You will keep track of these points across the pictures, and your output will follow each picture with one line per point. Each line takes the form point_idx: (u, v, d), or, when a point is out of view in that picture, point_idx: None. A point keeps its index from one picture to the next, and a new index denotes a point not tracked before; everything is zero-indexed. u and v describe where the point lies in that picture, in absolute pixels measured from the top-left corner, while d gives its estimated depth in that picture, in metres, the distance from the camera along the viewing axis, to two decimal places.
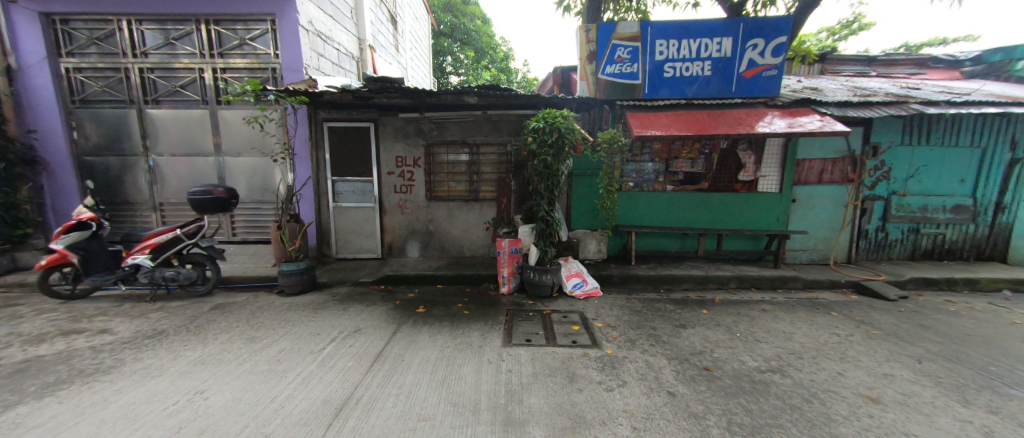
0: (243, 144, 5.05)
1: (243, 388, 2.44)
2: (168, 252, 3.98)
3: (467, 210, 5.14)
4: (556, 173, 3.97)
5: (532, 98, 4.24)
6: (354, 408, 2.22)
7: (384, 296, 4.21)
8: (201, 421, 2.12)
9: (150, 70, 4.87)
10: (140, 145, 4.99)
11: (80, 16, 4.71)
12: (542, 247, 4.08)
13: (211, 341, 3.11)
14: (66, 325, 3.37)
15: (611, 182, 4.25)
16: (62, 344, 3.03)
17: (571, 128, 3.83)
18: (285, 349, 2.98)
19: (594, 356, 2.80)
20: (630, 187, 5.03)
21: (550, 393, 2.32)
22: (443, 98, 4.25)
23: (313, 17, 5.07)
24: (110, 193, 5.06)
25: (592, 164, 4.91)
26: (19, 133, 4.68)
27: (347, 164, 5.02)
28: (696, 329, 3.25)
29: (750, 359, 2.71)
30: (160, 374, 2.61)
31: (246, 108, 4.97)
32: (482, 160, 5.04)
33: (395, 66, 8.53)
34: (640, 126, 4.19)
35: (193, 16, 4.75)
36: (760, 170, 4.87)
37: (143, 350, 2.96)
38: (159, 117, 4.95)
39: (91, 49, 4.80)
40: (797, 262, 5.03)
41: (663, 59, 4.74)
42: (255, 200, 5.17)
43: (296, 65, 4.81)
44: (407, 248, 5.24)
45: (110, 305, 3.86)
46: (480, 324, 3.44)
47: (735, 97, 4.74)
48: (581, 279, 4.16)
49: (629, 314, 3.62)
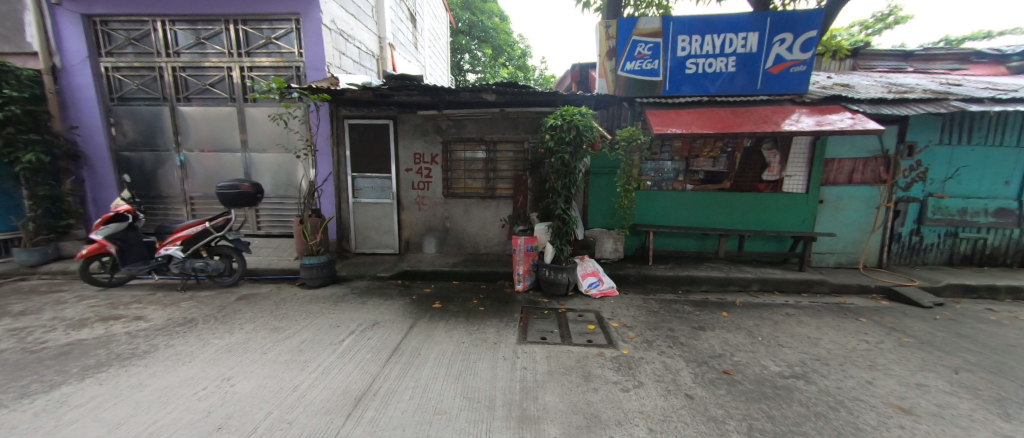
0: (268, 140, 5.20)
1: (268, 376, 2.53)
2: (198, 244, 4.15)
3: (484, 207, 5.16)
4: (573, 171, 3.94)
5: (550, 95, 4.21)
6: (372, 399, 2.27)
7: (401, 290, 4.28)
8: (228, 406, 2.20)
9: (181, 69, 5.07)
10: (172, 141, 5.20)
11: (118, 18, 4.93)
12: (558, 246, 4.06)
13: (238, 330, 3.24)
14: (105, 312, 3.56)
15: (630, 181, 4.20)
16: (101, 329, 3.21)
17: (590, 126, 3.79)
18: (307, 340, 3.07)
19: (610, 356, 2.78)
20: (648, 186, 4.95)
21: (565, 391, 2.32)
22: (461, 96, 4.27)
23: (336, 16, 5.17)
24: (145, 186, 5.30)
25: (610, 162, 4.85)
26: (64, 129, 4.97)
27: (367, 161, 5.11)
28: (715, 332, 3.18)
29: (773, 364, 2.64)
30: (191, 360, 2.74)
31: (272, 106, 5.12)
32: (499, 158, 5.05)
33: (414, 64, 8.62)
34: (661, 124, 4.12)
35: (222, 16, 4.92)
36: (786, 169, 4.72)
37: (174, 337, 3.10)
38: (190, 114, 5.15)
39: (128, 49, 5.03)
40: (823, 265, 4.85)
41: (685, 55, 4.64)
42: (279, 195, 5.33)
43: (319, 64, 4.92)
44: (424, 244, 5.30)
45: (144, 293, 4.05)
46: (495, 321, 3.46)
47: (761, 93, 4.60)
48: (597, 278, 4.13)
49: (646, 314, 3.58)
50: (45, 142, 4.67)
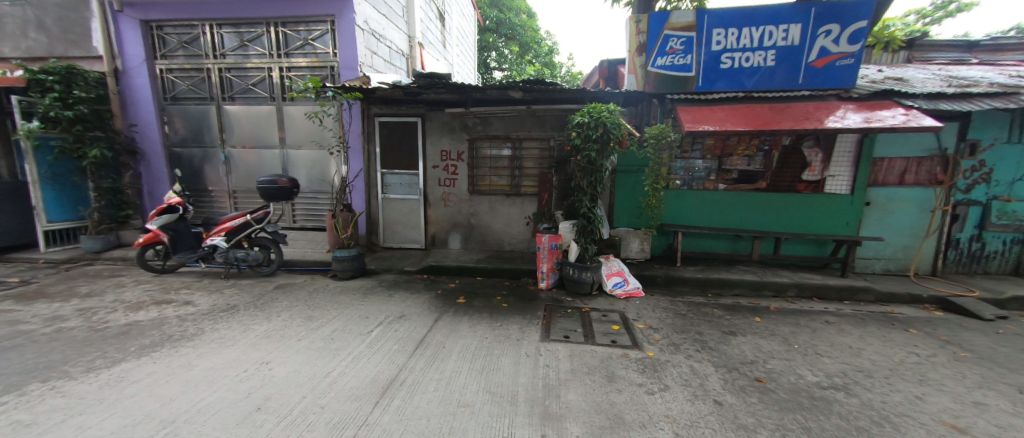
0: (304, 137, 5.44)
1: (302, 362, 2.66)
2: (240, 235, 4.41)
3: (509, 204, 5.18)
4: (600, 169, 3.88)
5: (578, 92, 4.16)
6: (399, 389, 2.34)
7: (427, 285, 4.39)
8: (267, 389, 2.33)
9: (227, 70, 5.38)
10: (218, 138, 5.53)
11: (171, 22, 5.28)
12: (583, 244, 4.02)
13: (275, 317, 3.42)
14: (159, 296, 3.86)
15: (658, 180, 4.10)
16: (155, 312, 3.47)
17: (618, 123, 3.71)
18: (338, 329, 3.21)
19: (635, 357, 2.74)
20: (678, 185, 4.81)
21: (588, 390, 2.30)
22: (488, 93, 4.29)
23: (369, 17, 5.32)
24: (194, 181, 5.67)
25: (639, 160, 4.75)
26: (124, 127, 5.41)
27: (395, 157, 5.25)
28: (747, 337, 3.06)
29: (810, 374, 2.51)
30: (233, 343, 2.92)
31: (308, 104, 5.34)
32: (525, 155, 5.05)
33: (442, 63, 8.74)
34: (693, 121, 3.99)
35: (264, 19, 5.17)
36: (828, 169, 4.45)
37: (218, 321, 3.31)
38: (233, 112, 5.46)
39: (180, 52, 5.38)
40: (869, 271, 4.56)
41: (720, 49, 4.46)
42: (313, 190, 5.57)
43: (352, 63, 5.09)
44: (449, 240, 5.39)
45: (192, 280, 4.36)
46: (518, 318, 3.48)
47: (803, 89, 4.35)
48: (622, 278, 4.06)
49: (673, 316, 3.49)
50: (107, 138, 5.11)
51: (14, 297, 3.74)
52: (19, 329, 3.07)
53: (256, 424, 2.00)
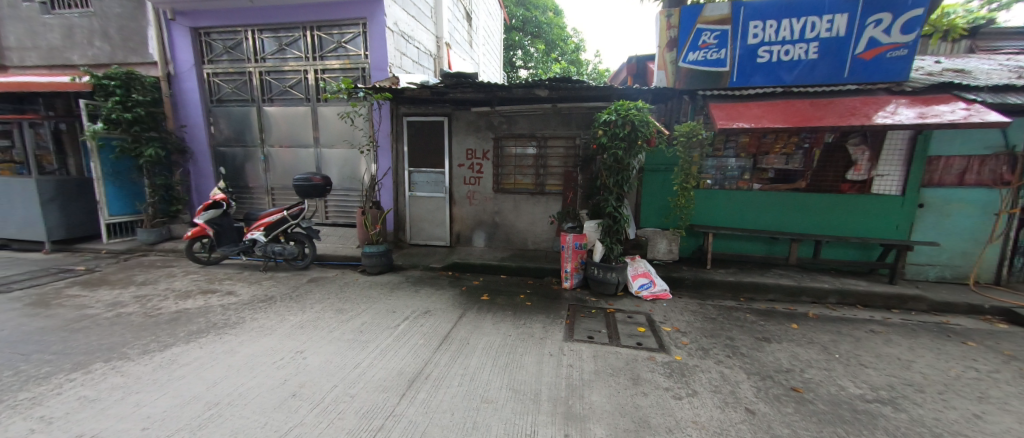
0: (337, 137, 5.65)
1: (334, 353, 2.78)
2: (277, 230, 4.64)
3: (533, 203, 5.18)
4: (627, 168, 3.81)
5: (605, 90, 4.09)
6: (423, 382, 2.40)
7: (452, 281, 4.46)
8: (301, 377, 2.45)
9: (266, 73, 5.66)
10: (258, 138, 5.83)
11: (217, 29, 5.62)
12: (608, 244, 3.96)
13: (309, 309, 3.59)
14: (205, 285, 4.13)
15: (688, 179, 3.96)
16: (201, 300, 3.72)
17: (646, 121, 3.62)
18: (366, 322, 3.32)
19: (662, 360, 2.67)
20: (708, 185, 4.64)
21: (612, 392, 2.27)
22: (514, 92, 4.30)
23: (399, 19, 5.46)
24: (236, 178, 6.00)
25: (667, 159, 4.62)
26: (175, 128, 5.82)
27: (423, 156, 5.35)
28: (783, 345, 2.92)
29: (853, 385, 2.37)
30: (271, 332, 3.09)
31: (340, 105, 5.55)
32: (550, 154, 5.02)
33: (468, 62, 8.83)
34: (726, 118, 3.84)
35: (301, 23, 5.41)
36: (876, 168, 4.17)
37: (257, 311, 3.51)
38: (272, 113, 5.74)
39: (224, 57, 5.71)
40: (921, 279, 4.23)
41: (757, 42, 4.27)
42: (344, 188, 5.78)
43: (382, 64, 5.23)
44: (474, 238, 5.45)
45: (234, 271, 4.64)
46: (541, 317, 3.47)
47: (848, 83, 4.09)
48: (649, 280, 3.97)
49: (702, 320, 3.38)
50: (161, 138, 5.50)
51: (81, 283, 4.11)
52: (86, 313, 3.38)
53: (291, 410, 2.11)
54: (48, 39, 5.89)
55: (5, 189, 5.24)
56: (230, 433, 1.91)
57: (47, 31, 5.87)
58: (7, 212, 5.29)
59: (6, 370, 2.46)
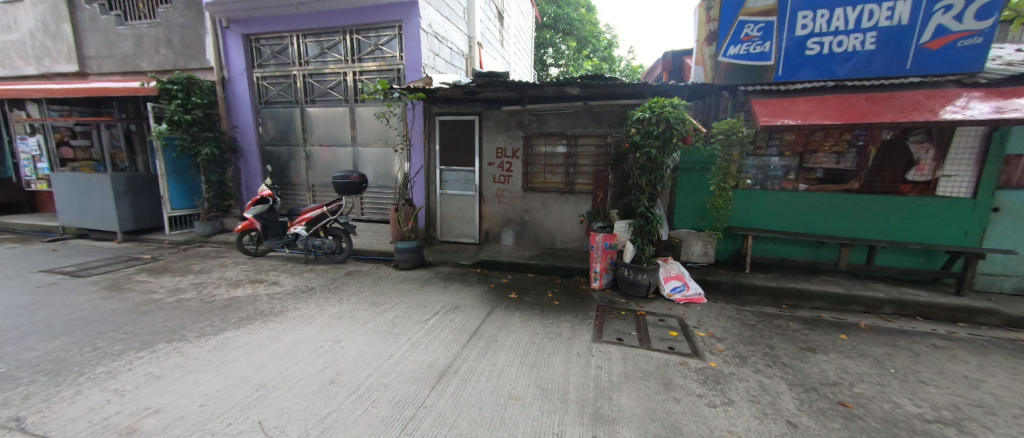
0: (373, 136, 5.87)
1: (368, 343, 2.90)
2: (317, 225, 4.89)
3: (563, 202, 5.15)
4: (661, 167, 3.71)
5: (638, 86, 3.99)
6: (453, 376, 2.46)
7: (480, 278, 4.53)
8: (339, 365, 2.58)
9: (309, 75, 5.96)
10: (300, 137, 6.15)
11: (266, 35, 5.97)
12: (640, 245, 3.88)
13: (346, 300, 3.76)
14: (252, 276, 4.43)
15: (726, 179, 3.79)
16: (249, 289, 3.99)
17: (682, 118, 3.49)
18: (399, 316, 3.44)
19: (695, 366, 2.59)
20: (748, 185, 4.42)
21: (642, 396, 2.23)
22: (545, 90, 4.27)
23: (433, 20, 5.58)
24: (281, 176, 6.38)
25: (704, 158, 4.45)
26: (229, 128, 6.25)
27: (454, 154, 5.45)
28: (829, 356, 2.74)
29: (909, 403, 2.19)
30: (311, 321, 3.27)
31: (376, 105, 5.75)
32: (580, 152, 4.97)
33: (499, 61, 8.89)
34: (770, 114, 3.66)
35: (341, 27, 5.64)
36: (942, 168, 3.82)
37: (299, 301, 3.72)
38: (314, 113, 6.04)
39: (272, 61, 6.07)
40: (993, 290, 3.83)
41: (806, 34, 4.02)
42: (379, 185, 6.01)
43: (417, 65, 5.38)
44: (502, 236, 5.49)
45: (278, 263, 4.94)
46: (570, 316, 3.45)
47: (911, 75, 3.75)
48: (682, 283, 3.84)
49: (740, 327, 3.23)
50: (215, 138, 5.95)
51: (148, 270, 4.53)
52: (152, 297, 3.72)
53: (330, 395, 2.22)
54: (121, 49, 6.51)
55: (85, 184, 5.85)
56: (275, 414, 2.04)
57: (120, 41, 6.48)
58: (87, 205, 5.91)
59: (87, 346, 2.76)
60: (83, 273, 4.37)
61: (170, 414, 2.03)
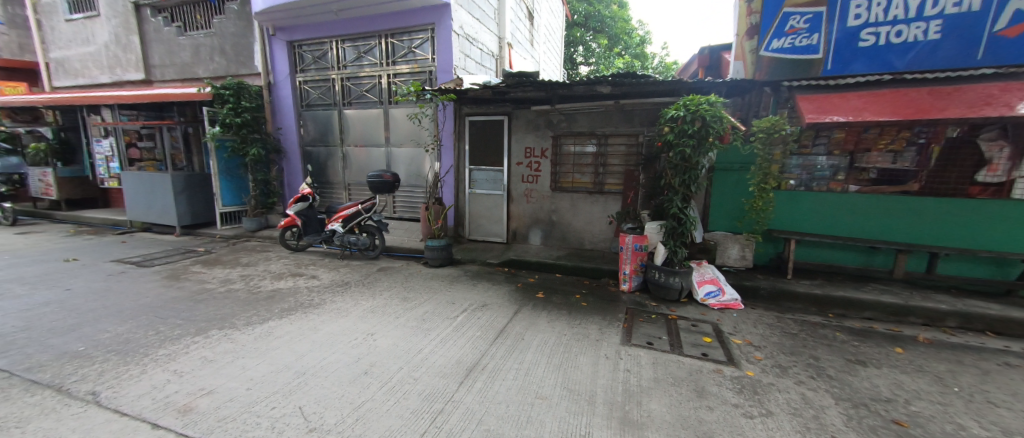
0: (405, 137, 6.05)
1: (399, 337, 3.00)
2: (352, 222, 5.11)
3: (591, 202, 5.08)
4: (695, 166, 3.58)
5: (672, 84, 3.86)
6: (480, 373, 2.49)
7: (508, 277, 4.56)
8: (372, 357, 2.68)
9: (346, 79, 6.22)
10: (338, 138, 6.44)
11: (308, 42, 6.30)
12: (672, 247, 3.76)
13: (379, 295, 3.90)
14: (293, 269, 4.69)
15: (767, 179, 3.60)
16: (290, 282, 4.22)
17: (719, 116, 3.35)
18: (428, 312, 3.53)
19: (730, 374, 2.49)
20: (792, 186, 4.18)
21: (673, 402, 2.17)
22: (575, 89, 4.23)
23: (464, 22, 5.68)
24: (320, 175, 6.71)
25: (742, 157, 4.25)
26: (274, 130, 6.64)
27: (483, 154, 5.51)
28: (882, 370, 2.55)
29: (977, 426, 1.99)
30: (346, 314, 3.42)
31: (409, 106, 5.91)
32: (610, 152, 4.88)
33: (529, 61, 8.89)
34: (816, 111, 3.46)
35: (377, 32, 5.85)
36: (1019, 168, 3.44)
37: (336, 294, 3.90)
38: (351, 115, 6.30)
39: (312, 66, 6.39)
40: None
41: (860, 24, 3.77)
42: (411, 184, 6.19)
43: (448, 66, 5.48)
44: (530, 236, 5.49)
45: (316, 258, 5.20)
46: (598, 318, 3.41)
47: (983, 66, 3.41)
48: (717, 287, 3.69)
49: (780, 335, 3.06)
50: (262, 140, 6.35)
51: (202, 262, 4.90)
52: (205, 287, 4.03)
53: (364, 385, 2.32)
54: (181, 57, 7.07)
55: (149, 183, 6.42)
56: (315, 401, 2.15)
57: (180, 50, 7.05)
58: (150, 201, 6.48)
59: (151, 330, 3.03)
60: (147, 263, 4.80)
61: (222, 395, 2.19)
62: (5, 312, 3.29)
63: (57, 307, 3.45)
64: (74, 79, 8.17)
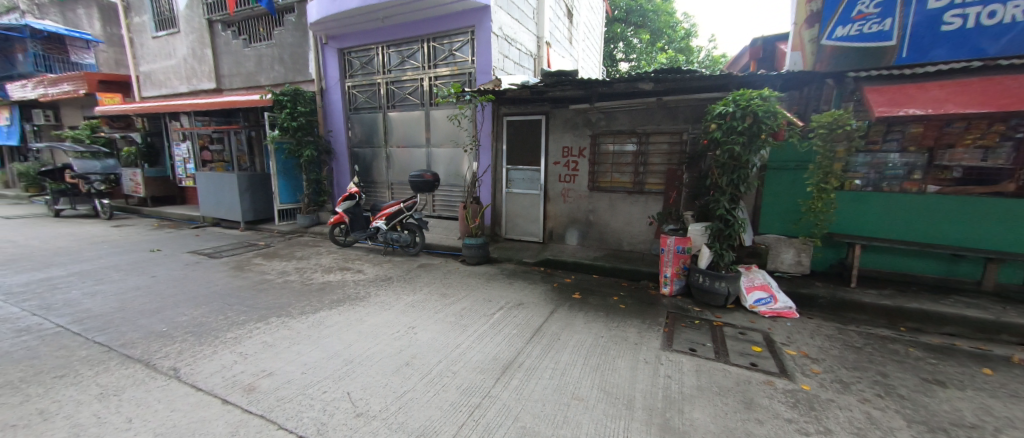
0: (445, 137, 6.22)
1: (439, 331, 3.11)
2: (395, 220, 5.34)
3: (631, 203, 4.95)
4: (745, 165, 3.37)
5: (720, 78, 3.66)
6: (517, 370, 2.52)
7: (544, 277, 4.55)
8: (413, 349, 2.80)
9: (391, 83, 6.50)
10: (382, 139, 6.74)
11: (356, 49, 6.66)
12: (718, 250, 3.58)
13: (419, 291, 4.05)
14: (341, 263, 4.99)
15: (828, 178, 3.32)
16: (339, 275, 4.50)
17: (773, 111, 3.13)
18: (466, 308, 3.62)
19: (783, 387, 2.33)
20: (857, 186, 3.83)
21: (718, 412, 2.07)
22: (615, 87, 4.13)
23: (504, 23, 5.74)
24: (366, 174, 7.07)
25: (799, 155, 3.95)
26: (325, 133, 7.08)
27: (520, 154, 5.54)
28: (966, 393, 2.27)
29: None
30: (390, 308, 3.59)
31: (449, 108, 6.08)
32: (652, 150, 4.73)
33: (568, 59, 8.82)
34: (888, 103, 3.16)
35: (420, 36, 6.07)
36: None
37: (380, 288, 4.11)
38: (394, 117, 6.58)
39: (360, 71, 6.74)
40: None
41: (943, 5, 3.43)
42: (449, 184, 6.36)
43: (487, 68, 5.57)
44: (567, 236, 5.45)
45: (362, 253, 5.50)
46: (637, 321, 3.32)
47: None
48: (767, 294, 3.47)
49: (842, 348, 2.82)
50: (314, 142, 6.80)
51: (262, 255, 5.35)
52: (266, 278, 4.39)
53: (405, 376, 2.43)
54: (246, 67, 7.74)
55: (218, 182, 7.09)
56: (361, 388, 2.28)
57: (245, 61, 7.72)
58: (219, 198, 7.16)
59: (221, 315, 3.35)
60: (217, 255, 5.32)
61: (280, 377, 2.38)
62: (105, 295, 3.78)
63: (144, 291, 3.91)
64: (159, 90, 9.20)
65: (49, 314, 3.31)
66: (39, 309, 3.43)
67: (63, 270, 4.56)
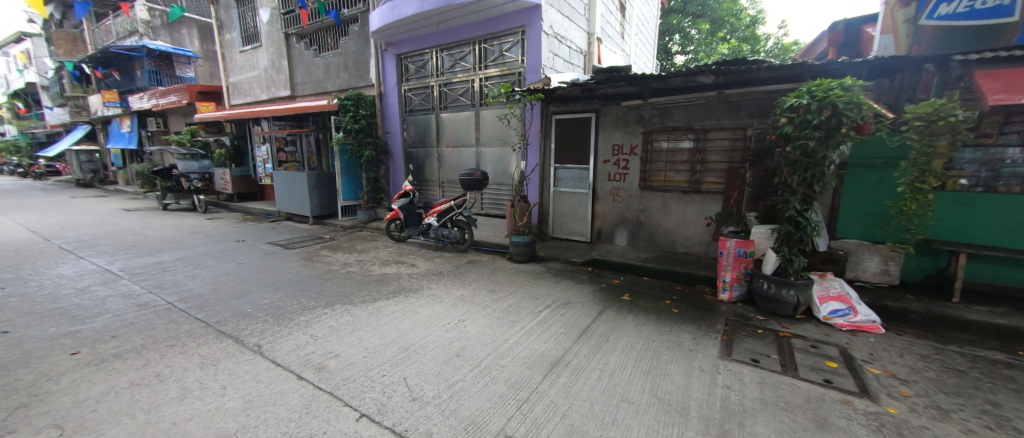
0: (494, 136, 6.34)
1: (487, 326, 3.19)
2: (445, 217, 5.54)
3: (685, 203, 4.71)
4: (821, 162, 3.07)
5: (791, 69, 3.36)
6: (564, 369, 2.52)
7: (592, 277, 4.50)
8: (462, 342, 2.90)
9: (443, 85, 6.76)
10: (434, 140, 7.04)
11: (411, 54, 7.01)
12: (786, 255, 3.30)
13: (468, 286, 4.19)
14: (396, 257, 5.30)
15: (926, 177, 2.91)
16: (395, 268, 4.79)
17: (856, 102, 2.81)
18: (513, 304, 3.68)
19: (863, 408, 2.10)
20: (963, 186, 3.32)
21: (784, 429, 1.92)
22: (672, 81, 3.95)
23: (554, 21, 5.73)
24: (419, 173, 7.43)
25: (887, 151, 3.51)
26: (383, 134, 7.54)
27: (569, 152, 5.49)
28: None
29: None
30: (441, 300, 3.76)
31: (499, 108, 6.19)
32: (710, 147, 4.48)
33: (619, 55, 8.55)
34: (1007, 90, 2.71)
35: (472, 39, 6.24)
36: None
37: (432, 282, 4.31)
38: (445, 118, 6.83)
39: (415, 75, 7.08)
40: None
41: None
42: (498, 182, 6.49)
43: (536, 67, 5.59)
44: (616, 236, 5.32)
45: (415, 248, 5.80)
46: (691, 327, 3.16)
47: None
48: (846, 305, 3.13)
49: (939, 371, 2.47)
50: (373, 143, 7.27)
51: (328, 247, 5.84)
52: (331, 268, 4.80)
53: (456, 366, 2.53)
54: (316, 75, 8.46)
55: (291, 180, 7.84)
56: (415, 374, 2.42)
57: (315, 69, 8.44)
58: (291, 195, 7.91)
59: (295, 299, 3.73)
60: (290, 246, 5.90)
61: (345, 359, 2.60)
62: (203, 278, 4.37)
63: (233, 276, 4.46)
64: (244, 98, 10.37)
65: (161, 292, 3.89)
66: (154, 287, 4.04)
67: (170, 255, 5.33)
